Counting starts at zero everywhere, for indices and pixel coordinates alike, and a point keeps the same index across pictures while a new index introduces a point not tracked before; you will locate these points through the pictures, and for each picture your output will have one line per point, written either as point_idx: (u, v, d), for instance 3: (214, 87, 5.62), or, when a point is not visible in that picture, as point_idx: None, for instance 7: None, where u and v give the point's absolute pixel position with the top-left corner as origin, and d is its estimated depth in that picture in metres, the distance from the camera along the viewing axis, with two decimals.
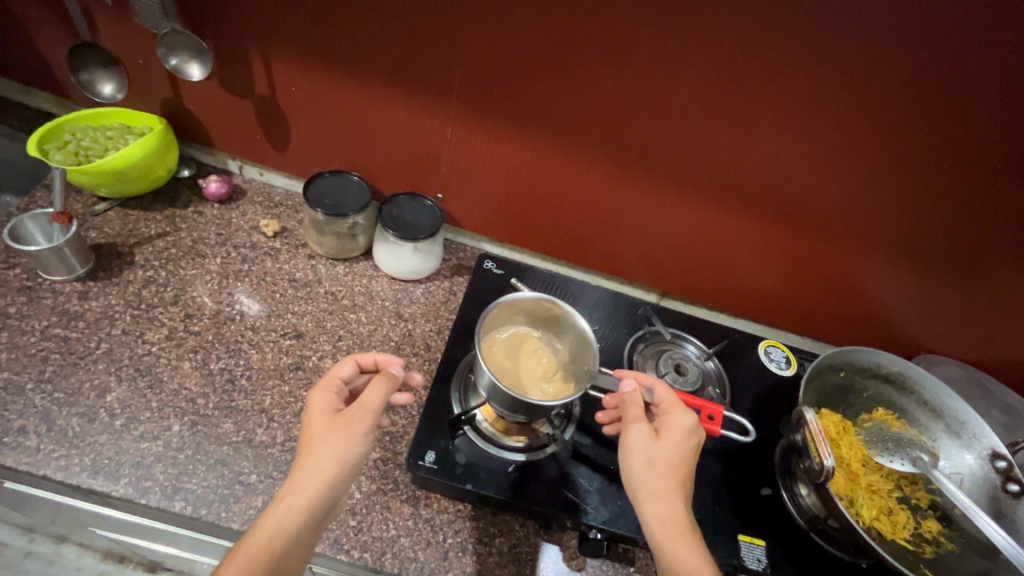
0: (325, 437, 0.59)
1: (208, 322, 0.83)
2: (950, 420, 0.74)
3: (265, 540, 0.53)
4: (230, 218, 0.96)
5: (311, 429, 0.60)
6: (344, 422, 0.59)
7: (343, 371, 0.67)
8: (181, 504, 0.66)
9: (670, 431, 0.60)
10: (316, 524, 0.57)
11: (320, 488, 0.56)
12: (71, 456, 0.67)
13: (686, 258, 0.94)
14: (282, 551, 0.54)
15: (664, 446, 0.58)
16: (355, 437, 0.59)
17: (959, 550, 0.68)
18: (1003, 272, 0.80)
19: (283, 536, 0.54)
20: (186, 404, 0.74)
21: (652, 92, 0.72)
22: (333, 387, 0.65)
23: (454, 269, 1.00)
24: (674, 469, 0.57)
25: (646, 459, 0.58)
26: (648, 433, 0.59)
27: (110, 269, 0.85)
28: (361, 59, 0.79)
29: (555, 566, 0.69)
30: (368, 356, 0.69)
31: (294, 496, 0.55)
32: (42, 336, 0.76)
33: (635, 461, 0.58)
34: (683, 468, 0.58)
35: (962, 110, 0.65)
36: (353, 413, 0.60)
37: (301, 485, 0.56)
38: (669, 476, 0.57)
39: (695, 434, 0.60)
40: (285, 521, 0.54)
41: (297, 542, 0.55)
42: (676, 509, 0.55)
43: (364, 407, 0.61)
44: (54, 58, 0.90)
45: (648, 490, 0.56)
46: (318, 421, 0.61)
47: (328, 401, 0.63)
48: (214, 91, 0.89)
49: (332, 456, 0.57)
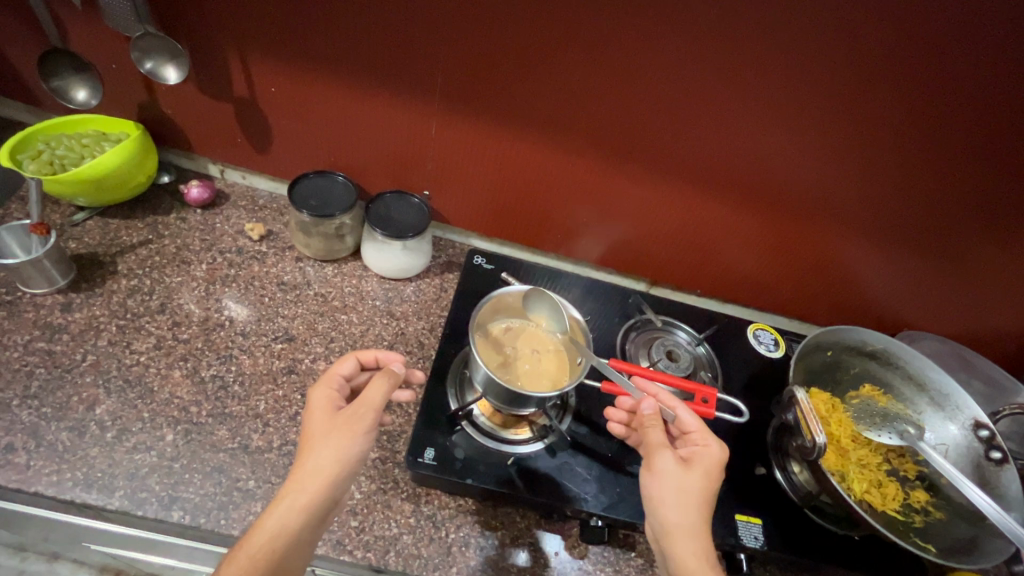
0: (326, 436, 0.58)
1: (197, 329, 0.82)
2: (934, 393, 0.76)
3: (267, 540, 0.54)
4: (214, 223, 0.95)
5: (311, 428, 0.60)
6: (345, 419, 0.59)
7: (343, 368, 0.66)
8: (179, 514, 0.65)
9: (698, 460, 0.60)
10: (317, 524, 0.57)
11: (321, 487, 0.56)
12: (63, 471, 0.65)
13: (674, 246, 0.96)
14: (282, 551, 0.54)
15: (697, 477, 0.59)
16: (356, 436, 0.59)
17: (947, 517, 0.70)
18: (978, 246, 0.83)
19: (287, 533, 0.54)
20: (179, 413, 0.73)
21: (634, 81, 0.73)
22: (334, 384, 0.65)
23: (444, 266, 1.00)
24: (700, 500, 0.58)
25: (681, 492, 0.58)
26: (679, 463, 0.60)
27: (93, 280, 0.83)
28: (342, 56, 0.79)
29: (556, 555, 0.70)
30: (369, 354, 0.69)
31: (295, 496, 0.55)
32: (26, 351, 0.74)
33: (672, 487, 0.58)
34: (709, 500, 0.59)
35: (941, 92, 0.67)
36: (355, 411, 0.59)
37: (301, 485, 0.56)
38: (698, 507, 0.58)
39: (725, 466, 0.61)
40: (286, 522, 0.55)
41: (298, 540, 0.55)
42: (705, 546, 0.56)
43: (364, 405, 0.60)
44: (20, 63, 0.88)
45: (681, 524, 0.56)
46: (318, 419, 0.61)
47: (329, 399, 0.63)
48: (192, 94, 0.87)
49: (332, 455, 0.57)
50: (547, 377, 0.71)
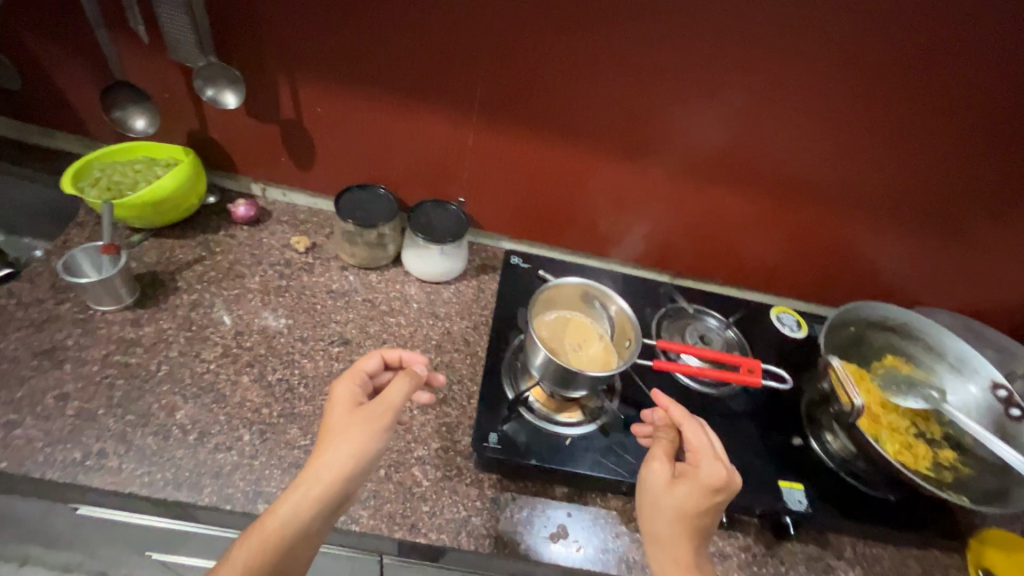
0: (345, 431, 0.61)
1: (258, 338, 0.86)
2: (953, 359, 0.82)
3: (278, 527, 0.57)
4: (261, 238, 1.00)
5: (331, 422, 0.63)
6: (366, 414, 0.62)
7: (368, 365, 0.69)
8: (264, 506, 0.69)
9: (687, 478, 0.62)
10: (327, 516, 0.59)
11: (334, 479, 0.59)
12: (154, 473, 0.70)
13: (695, 238, 1.02)
14: (290, 539, 0.57)
15: (680, 495, 0.61)
16: (374, 432, 0.62)
17: (975, 472, 0.75)
18: (979, 221, 0.89)
19: (295, 523, 0.57)
20: (252, 414, 0.77)
21: (658, 84, 0.80)
22: (358, 380, 0.67)
23: (479, 268, 1.05)
24: (683, 517, 0.61)
25: (658, 505, 0.62)
26: (665, 478, 0.63)
27: (157, 296, 0.88)
28: (384, 75, 0.85)
29: (614, 530, 0.75)
30: (393, 352, 0.70)
31: (309, 486, 0.58)
32: (105, 364, 0.79)
33: (653, 498, 0.63)
34: (694, 518, 0.61)
35: (937, 80, 0.74)
36: (375, 409, 0.62)
37: (316, 475, 0.59)
38: (678, 523, 0.61)
39: (721, 489, 0.61)
40: (298, 510, 0.57)
41: (307, 533, 0.58)
42: (680, 560, 0.60)
43: (384, 405, 0.63)
44: (77, 97, 0.93)
45: (657, 534, 0.62)
46: (340, 413, 0.63)
47: (352, 394, 0.65)
48: (241, 117, 0.93)
49: (349, 450, 0.60)
50: (597, 360, 0.76)
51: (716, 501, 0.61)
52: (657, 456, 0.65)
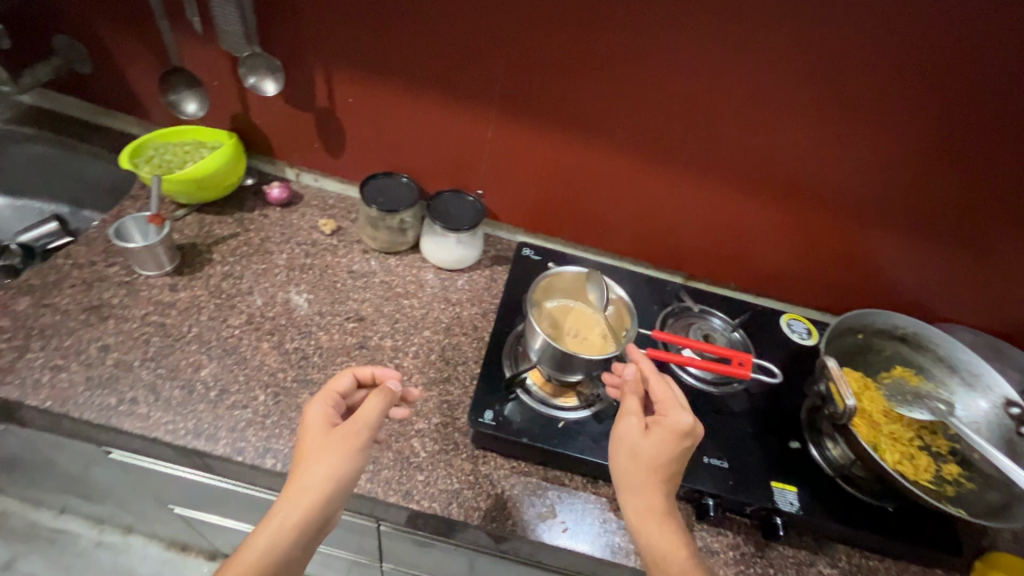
0: (321, 455, 0.62)
1: (279, 309, 0.93)
2: (965, 373, 0.80)
3: (257, 553, 0.57)
4: (292, 219, 1.07)
5: (307, 443, 0.64)
6: (341, 436, 0.63)
7: (340, 384, 0.70)
8: (272, 461, 0.74)
9: (659, 427, 0.63)
10: (309, 539, 0.60)
11: (312, 502, 0.60)
12: (177, 422, 0.76)
13: (707, 240, 1.02)
14: (271, 568, 0.57)
15: (652, 443, 0.62)
16: (351, 451, 0.62)
17: (979, 487, 0.73)
18: (1004, 237, 0.87)
19: (273, 552, 0.57)
20: (268, 377, 0.83)
21: (669, 85, 0.82)
22: (331, 401, 0.68)
23: (494, 259, 1.09)
24: (656, 464, 0.62)
25: (629, 454, 0.63)
26: (639, 427, 0.64)
27: (194, 265, 0.96)
28: (411, 69, 0.90)
29: (601, 514, 0.76)
30: (365, 370, 0.72)
31: (287, 511, 0.59)
32: (143, 322, 0.86)
33: (625, 446, 0.64)
34: (667, 465, 0.62)
35: (954, 89, 0.74)
36: (350, 427, 0.63)
37: (293, 500, 0.59)
38: (649, 471, 0.62)
39: (689, 434, 0.63)
40: (276, 538, 0.58)
41: (288, 558, 0.58)
42: (654, 505, 0.61)
43: (359, 422, 0.64)
44: (138, 82, 1.03)
45: (631, 483, 0.62)
46: (315, 435, 0.64)
47: (325, 415, 0.66)
48: (280, 105, 1.00)
49: (325, 471, 0.61)
50: (594, 345, 0.79)
51: (684, 446, 0.63)
52: (631, 407, 0.66)
